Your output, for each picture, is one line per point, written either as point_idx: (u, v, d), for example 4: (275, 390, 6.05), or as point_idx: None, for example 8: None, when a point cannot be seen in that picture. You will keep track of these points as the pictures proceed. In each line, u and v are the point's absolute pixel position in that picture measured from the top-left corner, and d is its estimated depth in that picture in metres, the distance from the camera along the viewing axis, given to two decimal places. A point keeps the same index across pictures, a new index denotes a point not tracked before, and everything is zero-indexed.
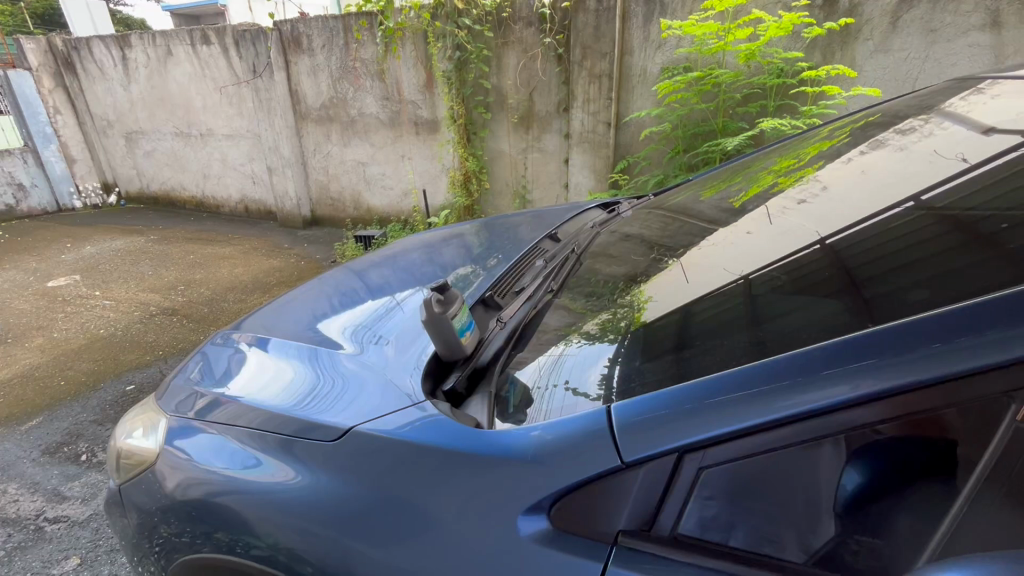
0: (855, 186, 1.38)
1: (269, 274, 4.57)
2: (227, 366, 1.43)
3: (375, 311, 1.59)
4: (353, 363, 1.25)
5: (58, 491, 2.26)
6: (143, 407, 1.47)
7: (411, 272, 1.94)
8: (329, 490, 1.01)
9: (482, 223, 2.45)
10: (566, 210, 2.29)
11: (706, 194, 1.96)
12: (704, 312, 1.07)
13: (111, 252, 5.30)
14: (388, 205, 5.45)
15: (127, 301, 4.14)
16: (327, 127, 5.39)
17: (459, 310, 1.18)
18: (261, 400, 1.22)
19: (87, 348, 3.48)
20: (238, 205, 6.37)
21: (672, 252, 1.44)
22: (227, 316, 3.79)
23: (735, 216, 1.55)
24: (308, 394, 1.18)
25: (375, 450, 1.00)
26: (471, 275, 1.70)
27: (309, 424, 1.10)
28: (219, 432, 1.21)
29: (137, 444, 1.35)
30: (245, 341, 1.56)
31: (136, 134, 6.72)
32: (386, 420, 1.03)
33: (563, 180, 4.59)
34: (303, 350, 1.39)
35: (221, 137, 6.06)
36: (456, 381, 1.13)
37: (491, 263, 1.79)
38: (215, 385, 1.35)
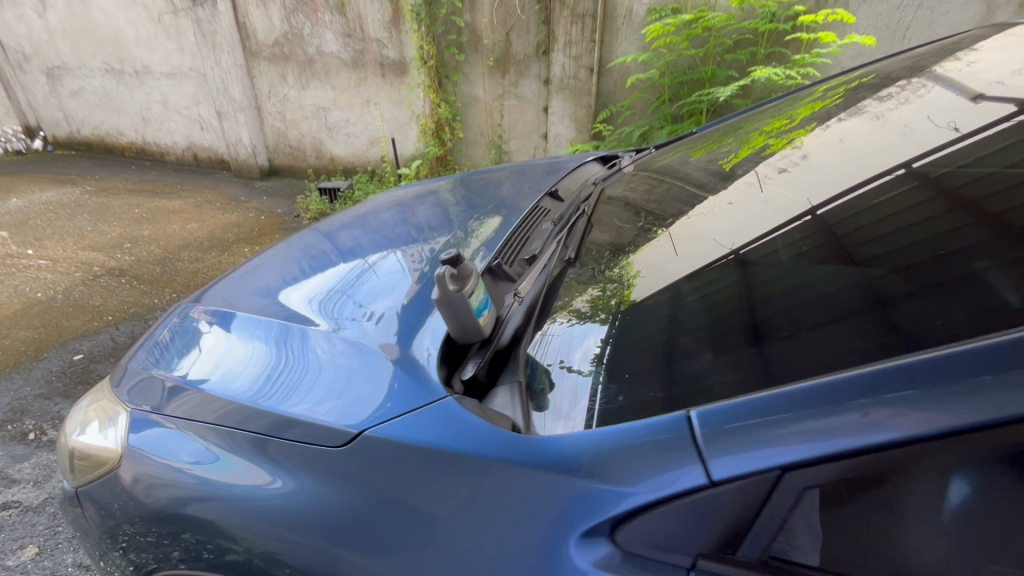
0: (830, 155, 1.31)
1: (226, 230, 4.23)
2: (185, 344, 1.27)
3: (346, 278, 1.42)
4: (328, 343, 1.10)
5: (5, 474, 2.06)
6: (96, 395, 1.29)
7: (383, 233, 1.76)
8: (324, 496, 0.90)
9: (457, 178, 2.26)
10: (547, 166, 2.13)
11: (695, 155, 1.83)
12: (695, 296, 1.02)
13: (41, 205, 4.77)
14: (353, 155, 5.08)
15: (66, 261, 3.75)
16: (282, 66, 4.89)
17: (474, 287, 1.02)
18: (224, 388, 1.08)
19: (23, 313, 3.15)
20: (185, 154, 5.82)
21: (660, 220, 1.35)
22: (183, 277, 3.50)
23: (726, 181, 1.44)
24: (283, 384, 1.04)
25: (381, 454, 0.88)
26: (453, 240, 1.55)
27: (285, 420, 0.97)
28: (181, 425, 1.07)
29: (94, 442, 1.18)
30: (202, 315, 1.38)
31: (59, 70, 5.94)
32: (395, 420, 0.91)
33: (541, 130, 4.35)
34: (272, 327, 1.22)
35: (161, 75, 5.43)
36: (476, 370, 1.00)
37: (473, 226, 1.64)
38: (174, 369, 1.19)
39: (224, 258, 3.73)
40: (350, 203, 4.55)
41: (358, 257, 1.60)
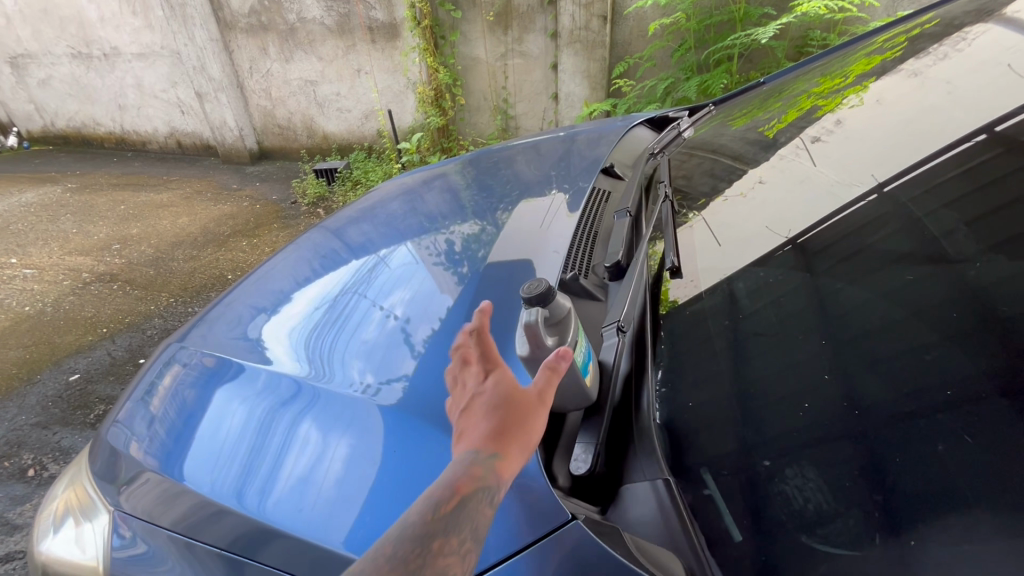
0: (870, 121, 1.20)
1: (220, 223, 3.95)
2: (162, 410, 1.11)
3: (357, 280, 1.29)
4: (320, 433, 0.95)
5: (5, 520, 1.86)
6: (67, 480, 1.13)
7: (394, 224, 1.50)
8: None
9: (468, 158, 1.99)
10: (569, 136, 1.86)
11: (736, 122, 1.61)
12: (757, 304, 0.93)
13: (22, 207, 4.47)
14: (348, 131, 4.72)
15: (53, 269, 3.49)
16: (262, 38, 4.49)
17: (577, 337, 0.80)
18: (198, 484, 0.96)
19: (12, 331, 2.92)
20: (169, 141, 5.45)
21: (692, 202, 1.27)
22: (179, 279, 3.24)
23: (766, 152, 1.33)
24: (267, 491, 0.91)
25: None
26: (485, 235, 1.32)
27: (263, 537, 0.86)
28: (143, 530, 0.93)
29: (62, 548, 1.00)
30: (190, 362, 1.20)
31: (24, 59, 5.49)
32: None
33: (550, 90, 3.99)
34: (254, 398, 1.06)
35: (132, 57, 5.02)
36: (591, 465, 0.80)
37: (500, 215, 1.39)
38: (149, 446, 1.05)
39: (222, 255, 3.46)
40: (349, 183, 4.26)
41: (368, 255, 1.38)
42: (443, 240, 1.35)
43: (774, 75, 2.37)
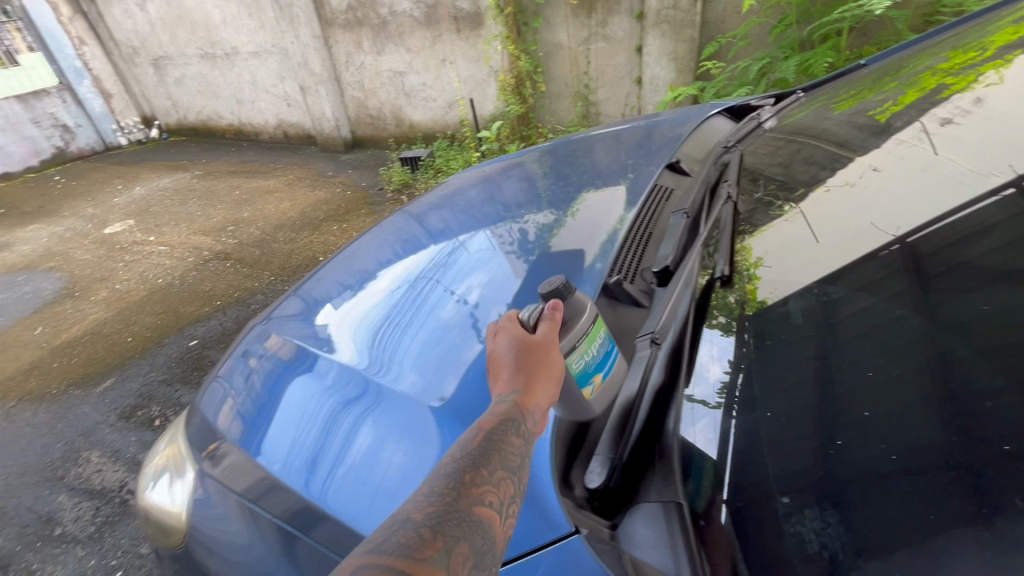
0: (1015, 103, 1.05)
1: (316, 207, 4.29)
2: (250, 385, 1.24)
3: (436, 264, 1.36)
4: (378, 432, 1.00)
5: (137, 460, 2.20)
6: (169, 436, 1.32)
7: (472, 211, 1.56)
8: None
9: (547, 147, 1.98)
10: (649, 125, 1.79)
11: (841, 106, 1.45)
12: (853, 307, 0.86)
13: (160, 192, 5.15)
14: (432, 120, 4.89)
15: (181, 247, 4.00)
16: (357, 33, 4.75)
17: (584, 342, 0.78)
18: (271, 460, 1.07)
19: (149, 299, 3.40)
20: (276, 132, 5.99)
21: (786, 193, 1.18)
22: (279, 259, 3.59)
23: (877, 138, 1.20)
24: (326, 480, 0.99)
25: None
26: (556, 225, 1.33)
27: (314, 518, 0.96)
28: (220, 493, 1.09)
29: (161, 495, 1.19)
30: (276, 342, 1.31)
31: (163, 60, 6.25)
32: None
33: (634, 74, 3.86)
34: (325, 389, 1.14)
35: (248, 55, 5.54)
36: (602, 480, 0.78)
37: (573, 206, 1.39)
38: (237, 419, 1.18)
39: (316, 238, 3.77)
40: (431, 171, 4.44)
41: (445, 241, 1.44)
42: (517, 230, 1.38)
43: (887, 52, 2.12)
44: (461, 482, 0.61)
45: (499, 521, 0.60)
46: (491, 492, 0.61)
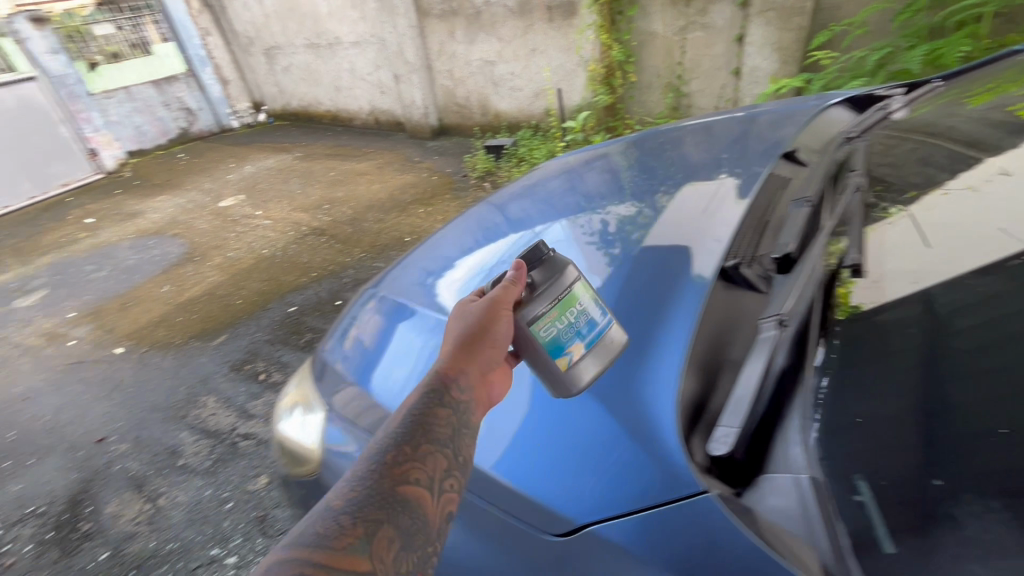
0: None
1: (404, 191, 4.51)
2: (358, 343, 1.37)
3: (512, 252, 1.42)
4: None
5: (245, 409, 2.46)
6: (297, 381, 1.46)
7: (552, 202, 1.59)
8: (481, 545, 0.98)
9: (632, 138, 1.97)
10: (744, 117, 1.73)
11: (975, 102, 1.38)
12: (965, 317, 0.87)
13: (265, 171, 5.62)
14: (518, 109, 4.96)
15: (283, 222, 4.36)
16: (451, 23, 4.89)
17: (553, 311, 0.83)
18: (386, 401, 1.17)
19: (255, 267, 3.74)
20: (369, 118, 6.32)
21: (896, 195, 1.18)
22: (369, 237, 3.81)
23: (1014, 139, 1.16)
24: None
25: (534, 517, 0.92)
26: (639, 219, 1.31)
27: None
28: (344, 428, 1.20)
29: (296, 428, 1.33)
30: (381, 307, 1.43)
31: (274, 49, 6.78)
32: (554, 488, 0.91)
33: (732, 65, 3.70)
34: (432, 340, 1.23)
35: (349, 45, 5.89)
36: (729, 448, 0.80)
37: (659, 198, 1.38)
38: (351, 369, 1.31)
39: (404, 219, 3.97)
40: (514, 159, 4.51)
41: (523, 230, 1.50)
42: (598, 220, 1.40)
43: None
44: (384, 465, 0.69)
45: (431, 496, 0.69)
46: (418, 468, 0.70)
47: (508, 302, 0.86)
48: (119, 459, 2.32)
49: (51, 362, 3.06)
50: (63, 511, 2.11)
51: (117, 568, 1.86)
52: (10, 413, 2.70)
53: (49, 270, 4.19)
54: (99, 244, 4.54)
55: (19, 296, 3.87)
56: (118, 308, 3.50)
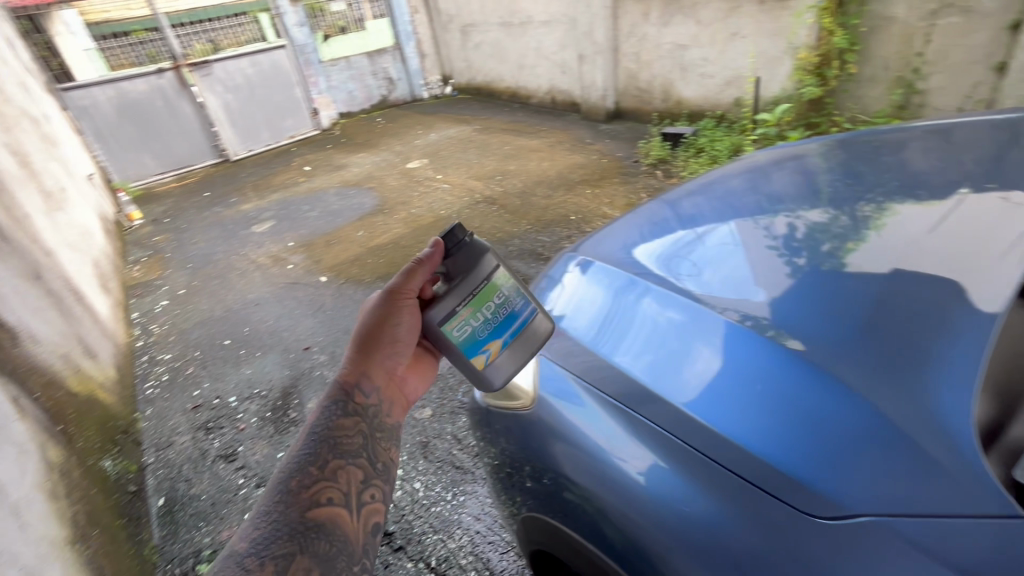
0: None
1: (573, 170, 4.59)
2: (561, 301, 1.45)
3: (685, 247, 1.42)
4: (719, 349, 1.08)
5: None
6: None
7: (731, 201, 1.54)
8: (689, 492, 0.92)
9: (838, 137, 1.74)
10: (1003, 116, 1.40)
11: None
12: None
13: (448, 139, 6.13)
14: (704, 97, 4.70)
15: (460, 187, 4.73)
16: (648, 3, 4.76)
17: (468, 310, 1.00)
18: (603, 349, 1.21)
19: (433, 225, 4.13)
20: (546, 97, 6.51)
21: None
22: (537, 211, 3.97)
23: None
24: (665, 373, 1.09)
25: (768, 484, 0.86)
26: (835, 227, 1.24)
27: (651, 395, 1.06)
28: (556, 362, 1.26)
29: None
30: (586, 272, 1.51)
31: (469, 27, 7.28)
32: (801, 462, 0.86)
33: (995, 58, 3.04)
34: (657, 304, 1.25)
35: (540, 24, 6.08)
36: None
37: (862, 207, 1.27)
38: (560, 318, 1.39)
39: (572, 197, 4.05)
40: (692, 149, 4.30)
41: (689, 231, 1.49)
42: (783, 224, 1.33)
43: None
44: (295, 492, 0.89)
45: (342, 506, 0.90)
46: (330, 489, 0.91)
47: (406, 295, 1.04)
48: (318, 367, 2.76)
49: (275, 279, 3.75)
50: (278, 397, 2.59)
51: None
52: (246, 313, 3.39)
53: (278, 205, 5.11)
54: (313, 188, 5.40)
55: (256, 223, 4.78)
56: (324, 244, 4.15)
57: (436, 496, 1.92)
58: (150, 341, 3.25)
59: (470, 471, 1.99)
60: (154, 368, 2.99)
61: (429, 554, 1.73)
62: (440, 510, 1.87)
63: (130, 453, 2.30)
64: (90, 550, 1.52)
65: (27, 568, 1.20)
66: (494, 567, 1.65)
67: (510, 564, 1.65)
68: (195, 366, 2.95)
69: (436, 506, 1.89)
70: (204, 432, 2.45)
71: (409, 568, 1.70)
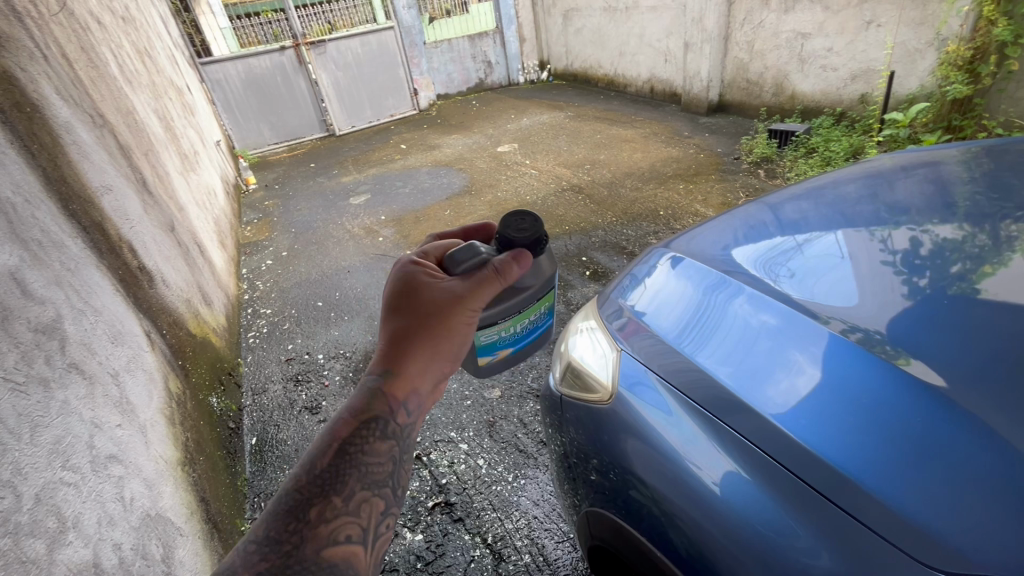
0: None
1: (667, 163, 4.40)
2: (645, 296, 1.41)
3: (790, 251, 1.31)
4: (818, 362, 0.98)
5: None
6: (587, 314, 1.55)
7: (842, 208, 1.40)
8: (775, 513, 0.86)
9: (986, 143, 1.51)
10: None
11: None
12: None
13: (539, 125, 6.12)
14: (823, 92, 4.29)
15: (547, 174, 4.72)
16: None
17: (506, 323, 1.10)
18: (684, 349, 1.16)
19: (518, 210, 4.16)
20: (645, 86, 6.28)
21: None
22: (624, 203, 3.86)
23: None
24: (754, 380, 1.02)
25: (869, 518, 0.78)
26: (968, 248, 1.09)
27: (734, 402, 1.00)
28: (635, 359, 1.23)
29: (587, 346, 1.40)
30: (674, 268, 1.44)
31: (572, 11, 7.16)
32: (910, 498, 0.77)
33: None
34: (749, 305, 1.17)
35: (646, 10, 5.86)
36: None
37: (1008, 226, 1.10)
38: (643, 313, 1.34)
39: (662, 192, 3.89)
40: (802, 149, 3.97)
41: (792, 235, 1.37)
42: (906, 237, 1.19)
43: None
44: (313, 524, 0.85)
45: (355, 548, 0.85)
46: (349, 525, 0.86)
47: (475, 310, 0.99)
48: None
49: (366, 250, 3.98)
50: (360, 360, 2.76)
51: None
52: (338, 279, 3.63)
53: (373, 180, 5.39)
54: (407, 166, 5.64)
55: (353, 195, 5.08)
56: (413, 221, 4.33)
57: (498, 476, 1.96)
58: (255, 296, 3.58)
59: (532, 456, 2.01)
60: (257, 320, 3.30)
61: (486, 530, 1.78)
62: (501, 489, 1.91)
63: (232, 394, 2.56)
64: (196, 473, 1.72)
65: (147, 480, 1.38)
66: (549, 555, 1.66)
67: (565, 554, 1.65)
68: (290, 322, 3.22)
69: (497, 485, 1.92)
70: (294, 384, 2.68)
71: (466, 540, 1.76)
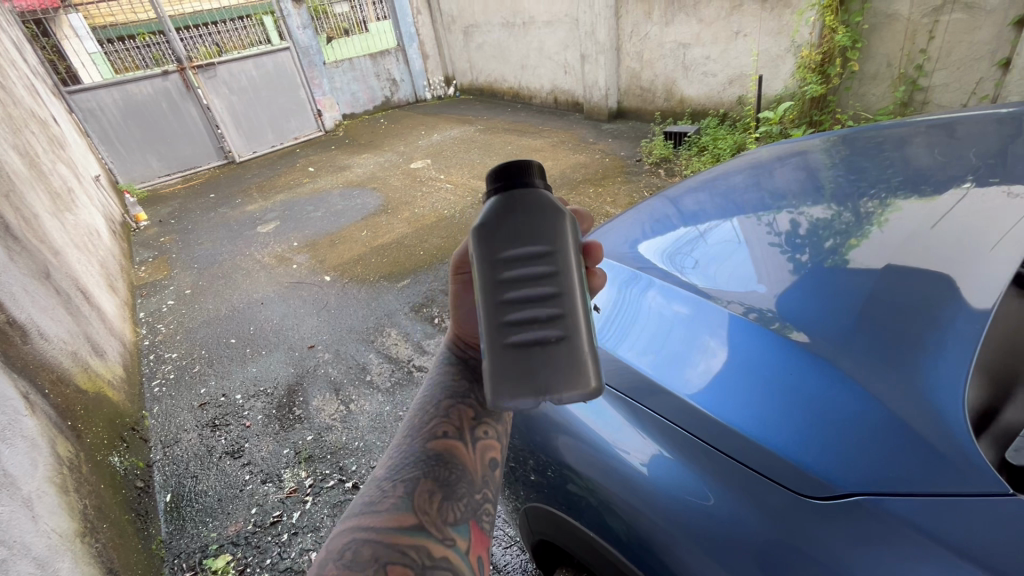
0: None
1: (576, 169, 4.60)
2: None
3: (689, 242, 1.43)
4: (723, 340, 1.09)
5: (421, 345, 2.77)
6: None
7: (733, 198, 1.55)
8: (694, 483, 0.93)
9: (839, 134, 1.74)
10: (996, 112, 1.40)
11: None
12: None
13: (450, 139, 6.17)
14: (707, 95, 4.71)
15: (462, 187, 4.76)
16: (650, 4, 4.76)
17: None
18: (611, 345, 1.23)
19: (436, 225, 4.14)
20: (548, 97, 6.55)
21: None
22: None
23: None
24: (672, 364, 1.10)
25: (772, 472, 0.87)
26: (836, 224, 1.24)
27: (653, 386, 1.07)
28: None
29: None
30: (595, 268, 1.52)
31: (472, 28, 7.30)
32: (801, 450, 0.87)
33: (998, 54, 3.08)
34: (666, 296, 1.25)
35: (542, 24, 6.11)
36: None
37: (865, 202, 1.26)
38: None
39: (574, 196, 4.05)
40: (695, 148, 4.33)
41: (693, 226, 1.50)
42: (786, 221, 1.34)
43: None
44: (418, 427, 0.93)
45: (453, 440, 0.90)
46: (445, 424, 0.92)
47: (463, 267, 0.93)
48: (323, 365, 2.77)
49: (280, 279, 3.78)
50: (284, 395, 2.61)
51: (319, 449, 2.23)
52: (252, 312, 3.41)
53: (282, 206, 5.14)
54: (318, 189, 5.44)
55: (261, 223, 4.81)
56: (329, 244, 4.18)
57: None
58: (157, 340, 3.27)
59: None
60: (161, 366, 3.02)
61: None
62: None
63: (137, 450, 2.31)
64: (99, 544, 1.54)
65: (38, 560, 1.22)
66: (498, 562, 1.66)
67: (513, 558, 1.66)
68: (201, 365, 2.97)
69: None
70: (211, 429, 2.48)
71: None
